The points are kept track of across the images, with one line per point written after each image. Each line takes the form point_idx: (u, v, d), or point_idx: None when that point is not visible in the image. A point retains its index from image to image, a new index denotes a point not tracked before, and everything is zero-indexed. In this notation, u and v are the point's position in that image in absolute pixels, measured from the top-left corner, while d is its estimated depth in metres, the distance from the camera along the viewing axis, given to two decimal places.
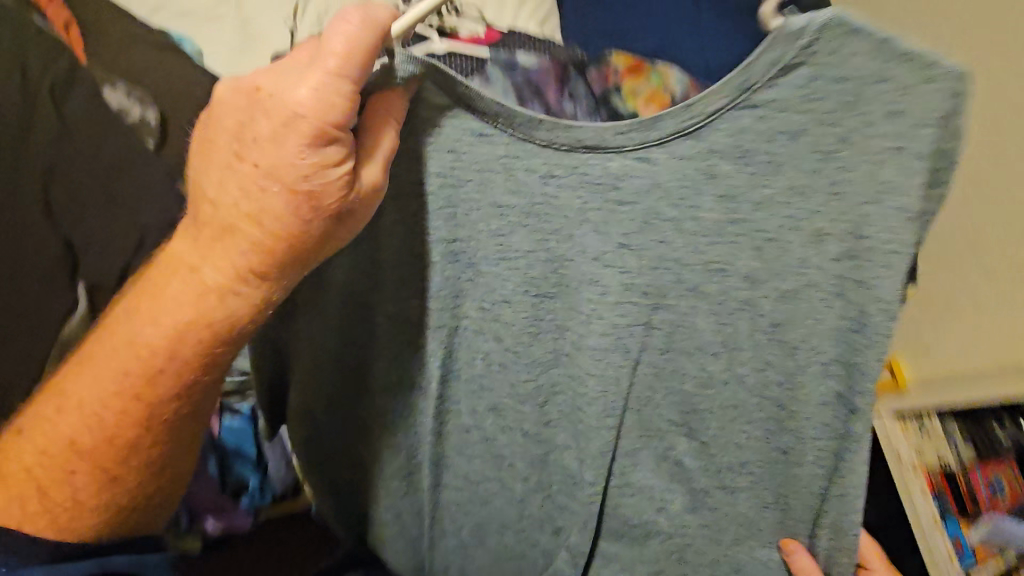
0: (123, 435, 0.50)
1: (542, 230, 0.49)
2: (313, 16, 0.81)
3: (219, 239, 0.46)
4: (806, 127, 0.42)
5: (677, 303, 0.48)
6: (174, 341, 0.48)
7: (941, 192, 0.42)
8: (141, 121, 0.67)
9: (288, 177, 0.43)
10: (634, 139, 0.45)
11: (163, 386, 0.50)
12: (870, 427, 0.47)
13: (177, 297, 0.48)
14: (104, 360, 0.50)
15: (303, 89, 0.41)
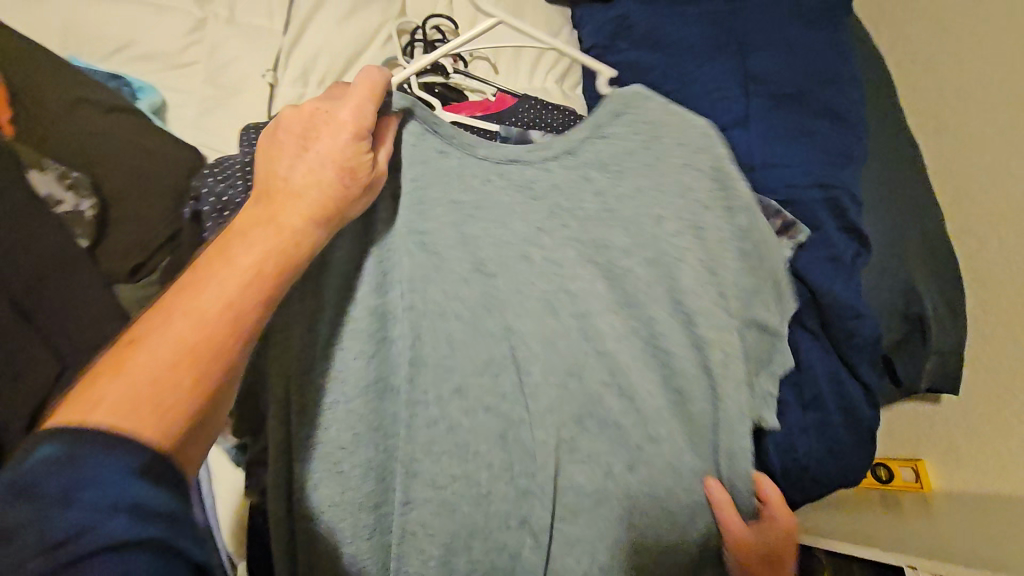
0: (192, 369, 0.52)
1: (487, 221, 0.80)
2: (294, 70, 0.97)
3: (291, 197, 0.64)
4: (628, 153, 0.83)
5: (582, 272, 0.82)
6: (265, 258, 0.60)
7: (725, 192, 0.84)
8: (75, 209, 0.78)
9: (333, 161, 0.66)
10: (540, 156, 0.81)
11: (240, 320, 0.56)
12: (699, 334, 0.83)
13: (262, 247, 0.60)
14: (196, 287, 0.55)
15: (347, 109, 0.67)
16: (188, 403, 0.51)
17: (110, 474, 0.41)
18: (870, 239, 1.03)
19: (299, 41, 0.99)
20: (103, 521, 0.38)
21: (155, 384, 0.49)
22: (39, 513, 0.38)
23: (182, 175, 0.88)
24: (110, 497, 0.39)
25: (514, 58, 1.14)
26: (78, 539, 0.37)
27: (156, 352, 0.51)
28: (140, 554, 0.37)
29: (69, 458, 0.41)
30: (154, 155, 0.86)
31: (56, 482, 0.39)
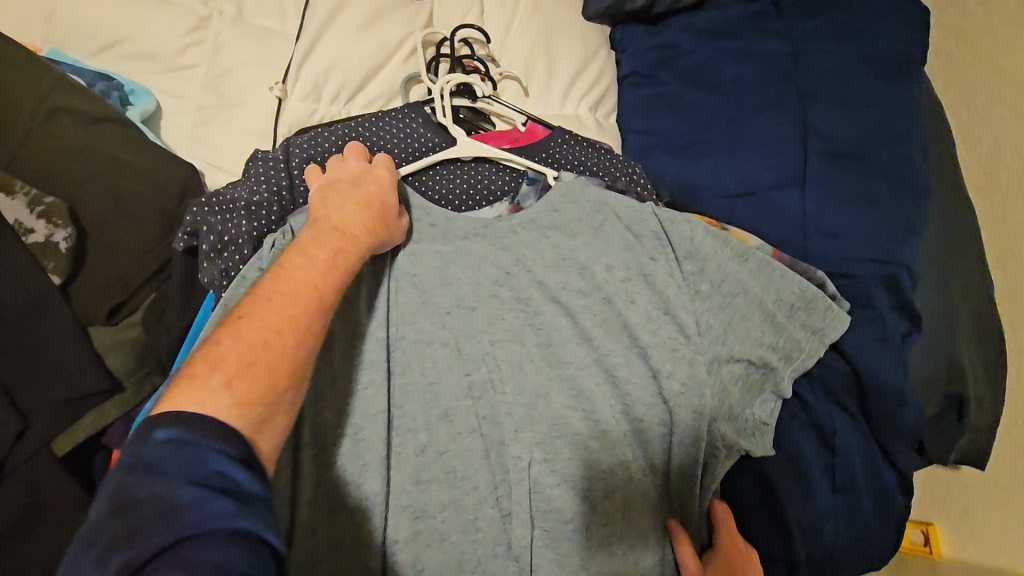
0: (278, 367, 0.51)
1: (482, 267, 0.75)
2: (307, 82, 0.82)
3: (351, 218, 0.64)
4: (621, 214, 0.77)
5: (595, 331, 0.76)
6: (326, 273, 0.58)
7: (757, 263, 0.74)
8: (48, 241, 0.61)
9: (377, 198, 0.68)
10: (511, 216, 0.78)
11: (313, 323, 0.55)
12: (730, 426, 0.74)
13: (333, 242, 0.61)
14: (265, 308, 0.53)
15: (378, 168, 0.72)
16: (278, 404, 0.50)
17: (207, 464, 0.42)
18: (949, 329, 0.90)
19: (313, 47, 0.83)
20: (205, 506, 0.39)
21: (242, 388, 0.48)
22: (151, 501, 0.40)
23: (172, 196, 0.69)
24: (212, 488, 0.41)
25: (550, 72, 0.96)
26: (184, 523, 0.38)
27: (246, 351, 0.50)
28: (241, 552, 0.38)
29: (184, 443, 0.43)
30: (141, 171, 0.69)
31: (162, 471, 0.41)
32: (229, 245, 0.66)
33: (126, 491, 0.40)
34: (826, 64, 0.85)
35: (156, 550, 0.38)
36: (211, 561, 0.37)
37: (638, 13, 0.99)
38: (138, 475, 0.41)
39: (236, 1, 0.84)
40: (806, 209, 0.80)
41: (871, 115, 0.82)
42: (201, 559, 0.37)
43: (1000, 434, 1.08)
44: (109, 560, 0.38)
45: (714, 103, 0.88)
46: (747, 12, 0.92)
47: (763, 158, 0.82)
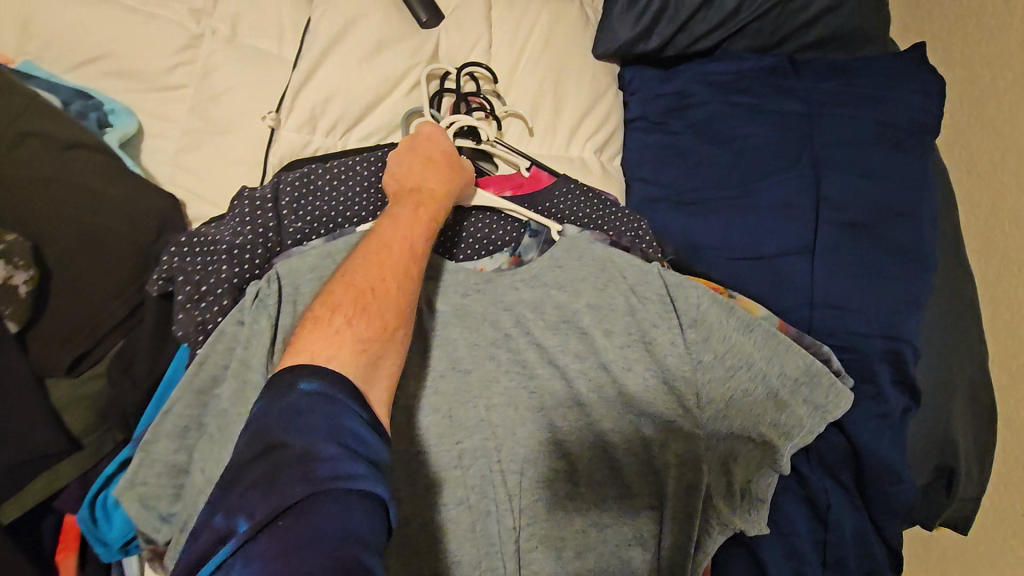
0: (387, 313, 0.60)
1: (477, 329, 0.73)
2: (303, 112, 0.78)
3: (423, 180, 0.70)
4: (625, 274, 0.74)
5: (590, 399, 0.74)
6: (413, 232, 0.66)
7: (761, 333, 0.72)
8: (6, 283, 0.55)
9: (440, 154, 0.73)
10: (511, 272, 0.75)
11: (411, 273, 0.63)
12: (728, 506, 0.71)
13: (412, 203, 0.68)
14: (362, 267, 0.61)
15: (435, 132, 0.75)
16: (388, 342, 0.59)
17: (342, 425, 0.50)
18: (949, 404, 0.89)
19: (313, 75, 0.79)
20: (341, 464, 0.47)
21: (361, 329, 0.57)
22: (295, 447, 0.47)
23: (150, 232, 0.65)
24: (347, 448, 0.48)
25: (557, 111, 0.92)
26: (322, 477, 0.46)
27: (357, 300, 0.59)
28: (363, 512, 0.46)
29: (320, 398, 0.51)
30: (116, 204, 0.64)
31: (303, 422, 0.49)
32: (205, 296, 0.62)
33: (272, 435, 0.48)
34: (840, 129, 0.84)
35: (297, 498, 0.45)
36: (341, 517, 0.44)
37: (650, 54, 0.97)
38: (283, 419, 0.49)
39: (232, 21, 0.79)
40: (815, 279, 0.78)
41: (884, 184, 0.81)
42: (333, 511, 0.45)
43: (988, 501, 1.09)
44: (258, 498, 0.45)
45: (725, 159, 0.85)
46: (759, 67, 0.91)
47: (772, 223, 0.80)
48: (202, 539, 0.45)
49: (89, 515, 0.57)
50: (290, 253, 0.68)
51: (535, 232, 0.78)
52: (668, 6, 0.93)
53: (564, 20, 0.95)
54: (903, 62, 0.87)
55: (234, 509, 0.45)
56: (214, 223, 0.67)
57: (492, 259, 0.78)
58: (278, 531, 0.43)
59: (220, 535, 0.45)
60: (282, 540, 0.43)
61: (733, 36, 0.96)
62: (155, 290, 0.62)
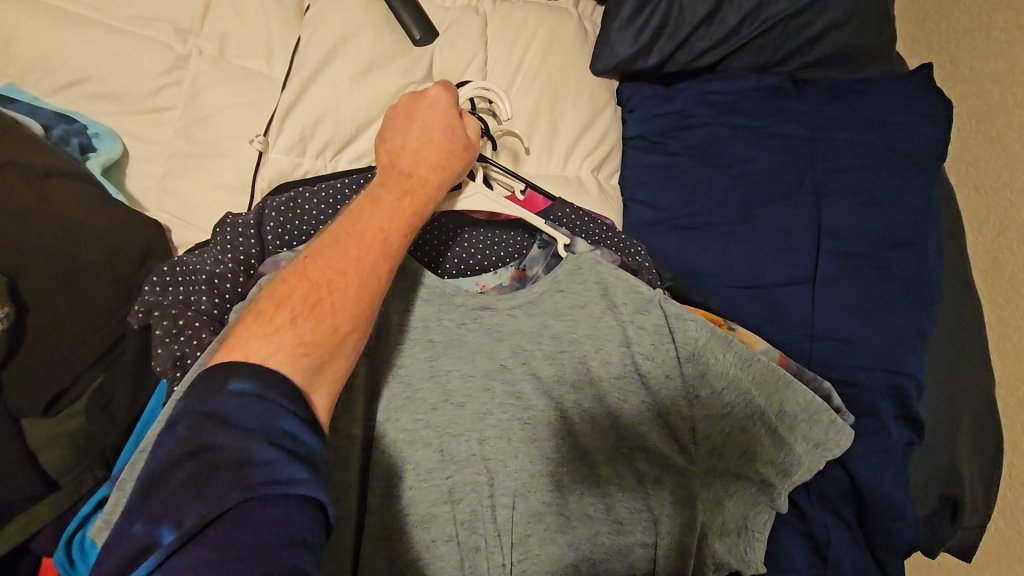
0: (339, 315, 0.55)
1: (471, 361, 0.71)
2: (292, 134, 0.76)
3: (410, 159, 0.65)
4: (624, 301, 0.70)
5: (581, 433, 0.73)
6: (392, 222, 0.60)
7: (759, 370, 0.69)
8: None
9: (439, 130, 0.67)
10: (517, 298, 0.71)
11: (377, 270, 0.58)
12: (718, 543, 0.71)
13: (393, 186, 0.63)
14: (322, 257, 0.57)
15: (441, 101, 0.68)
16: (338, 346, 0.55)
17: (276, 426, 0.48)
18: (955, 433, 0.86)
19: (302, 96, 0.77)
20: (275, 469, 0.46)
21: (304, 332, 0.54)
22: (225, 452, 0.46)
23: (132, 260, 0.65)
24: (283, 449, 0.48)
25: (554, 130, 0.90)
26: (254, 481, 0.45)
27: (306, 298, 0.55)
28: (298, 515, 0.46)
29: (256, 398, 0.49)
30: (98, 235, 0.63)
31: (235, 426, 0.48)
32: (185, 329, 0.61)
33: (202, 437, 0.47)
34: (844, 155, 0.81)
35: (229, 505, 0.45)
36: (273, 521, 0.45)
37: (650, 70, 0.94)
38: (211, 423, 0.48)
39: (219, 40, 0.77)
40: (815, 310, 0.76)
41: (888, 212, 0.79)
42: (265, 516, 0.45)
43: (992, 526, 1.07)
44: (187, 506, 0.45)
45: (726, 181, 0.83)
46: (760, 87, 0.89)
47: (772, 252, 0.78)
48: (125, 547, 0.45)
49: (68, 557, 0.55)
50: (277, 262, 0.64)
51: (541, 244, 0.76)
52: (668, 23, 0.90)
53: (561, 36, 0.93)
54: (908, 84, 0.85)
55: (158, 517, 0.45)
56: (196, 251, 0.66)
57: (495, 274, 0.77)
58: (210, 540, 0.43)
59: (144, 546, 0.44)
60: (213, 551, 0.43)
61: (736, 52, 0.93)
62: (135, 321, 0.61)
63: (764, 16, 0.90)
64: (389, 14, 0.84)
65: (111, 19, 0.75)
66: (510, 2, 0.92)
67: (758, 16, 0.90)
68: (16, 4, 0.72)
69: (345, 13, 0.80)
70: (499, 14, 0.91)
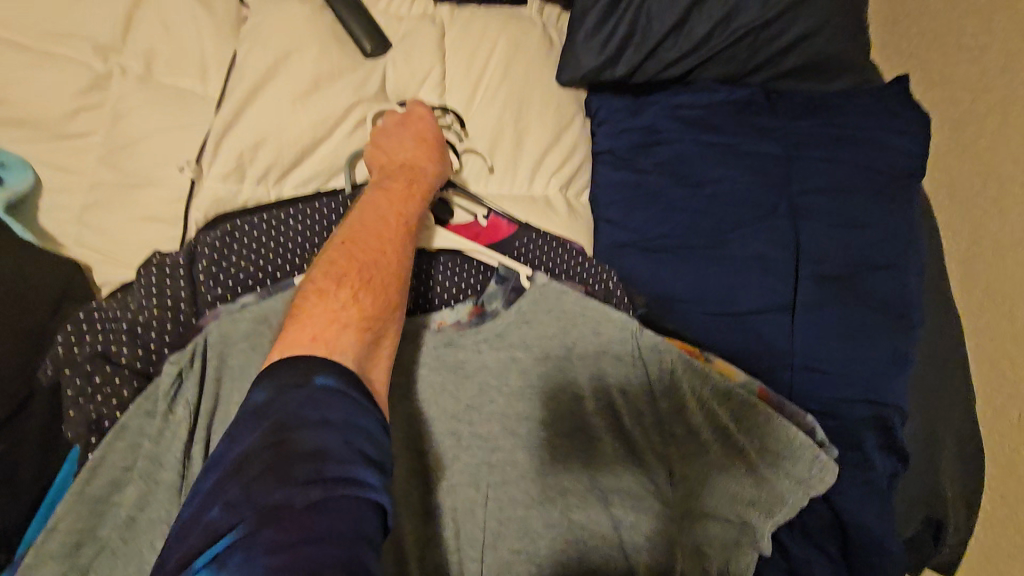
0: (389, 289, 0.56)
1: (433, 402, 0.65)
2: (230, 159, 0.69)
3: (418, 154, 0.67)
4: (598, 327, 0.66)
5: (554, 479, 0.65)
6: (411, 209, 0.63)
7: (737, 398, 0.63)
8: None
9: (428, 128, 0.70)
10: (480, 333, 0.66)
11: (410, 249, 0.61)
12: None
13: (409, 179, 0.65)
14: (360, 245, 0.57)
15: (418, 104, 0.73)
16: (391, 323, 0.56)
17: (358, 423, 0.45)
18: (938, 456, 0.83)
19: (240, 115, 0.70)
20: (354, 466, 0.43)
21: (366, 307, 0.54)
22: (312, 440, 0.43)
23: (46, 307, 0.58)
24: (364, 448, 0.44)
25: (519, 147, 0.84)
26: (337, 476, 0.41)
27: (361, 274, 0.55)
28: (374, 520, 0.42)
29: (338, 394, 0.46)
30: (13, 276, 0.57)
31: (319, 416, 0.44)
32: (101, 386, 0.54)
33: (287, 425, 0.43)
34: (820, 173, 0.78)
35: (308, 496, 0.40)
36: (351, 520, 0.40)
37: (617, 82, 0.90)
38: (299, 410, 0.44)
39: (145, 56, 0.70)
40: (794, 339, 0.72)
41: (866, 233, 0.76)
42: (343, 513, 0.40)
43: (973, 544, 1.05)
44: (270, 488, 0.40)
45: (700, 199, 0.79)
46: (733, 99, 0.86)
47: (748, 276, 0.74)
48: (196, 534, 0.40)
49: None
50: (219, 312, 0.57)
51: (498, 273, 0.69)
52: (636, 32, 0.86)
53: (525, 48, 0.88)
54: (883, 98, 0.82)
55: (236, 502, 0.40)
56: (119, 296, 0.58)
57: (450, 311, 0.67)
58: (291, 526, 0.38)
59: (218, 531, 0.39)
60: (291, 533, 0.38)
61: (705, 64, 0.89)
62: (47, 379, 0.54)
63: (733, 26, 0.86)
64: (336, 25, 0.77)
65: (20, 36, 0.67)
66: (469, 11, 0.87)
67: (728, 25, 0.86)
68: None
69: (287, 25, 0.74)
70: (456, 25, 0.86)
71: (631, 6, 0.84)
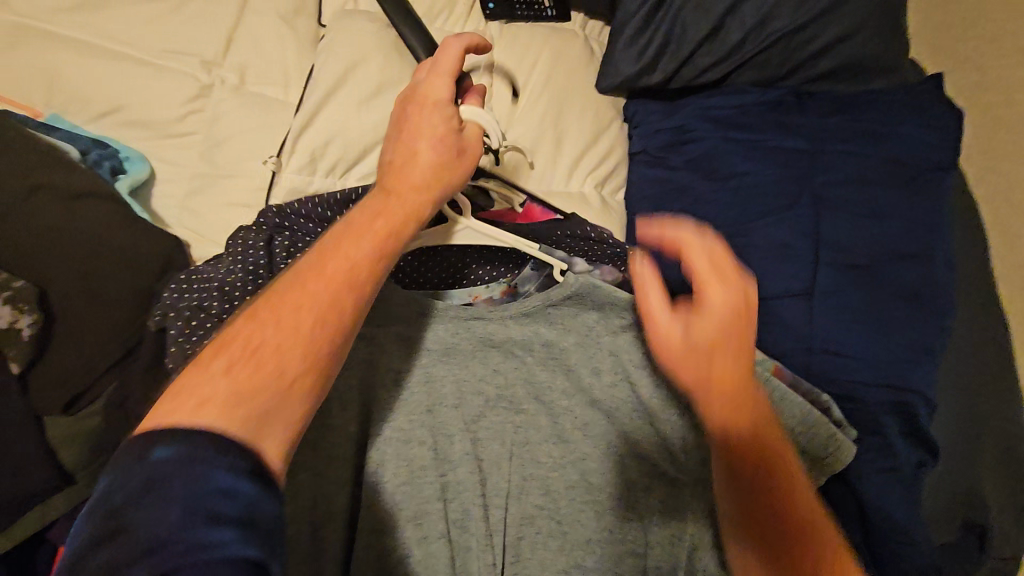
0: (288, 350, 0.50)
1: (468, 365, 0.70)
2: (303, 155, 0.80)
3: (397, 177, 0.61)
4: (623, 317, 0.69)
5: (577, 443, 0.71)
6: (363, 250, 0.56)
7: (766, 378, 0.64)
8: (11, 329, 0.59)
9: (422, 137, 0.62)
10: (515, 314, 0.70)
11: (343, 301, 0.54)
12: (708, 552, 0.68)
13: (372, 209, 0.59)
14: (285, 291, 0.53)
15: (428, 96, 0.63)
16: (289, 387, 0.49)
17: (210, 487, 0.39)
18: (979, 454, 0.82)
19: (313, 118, 0.81)
20: (201, 532, 0.36)
21: (249, 371, 0.48)
22: (144, 523, 0.37)
23: (155, 271, 0.69)
24: (214, 510, 0.38)
25: (559, 145, 0.92)
26: (172, 551, 0.35)
27: (261, 328, 0.50)
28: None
29: (184, 463, 0.40)
30: (121, 248, 0.68)
31: (159, 494, 0.38)
32: (194, 332, 0.62)
33: (121, 515, 0.38)
34: (844, 168, 0.82)
35: None
36: None
37: (655, 87, 0.95)
38: (138, 491, 0.39)
39: (240, 70, 0.84)
40: (814, 324, 0.75)
41: (887, 225, 0.79)
42: None
43: None
44: None
45: (729, 193, 0.83)
46: (763, 101, 0.91)
47: (770, 264, 0.77)
48: None
49: None
50: None
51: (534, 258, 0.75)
52: (671, 40, 0.92)
53: (567, 58, 0.96)
54: (910, 101, 0.86)
55: None
56: (213, 261, 0.68)
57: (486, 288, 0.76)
58: None
59: None
60: None
61: (740, 68, 0.93)
62: (153, 325, 0.64)
63: (767, 32, 0.90)
64: (397, 38, 0.88)
65: (145, 55, 0.83)
66: (516, 26, 0.97)
67: (762, 31, 0.90)
68: (66, 45, 0.81)
69: (356, 41, 0.85)
70: (505, 38, 0.96)
71: (667, 16, 0.91)
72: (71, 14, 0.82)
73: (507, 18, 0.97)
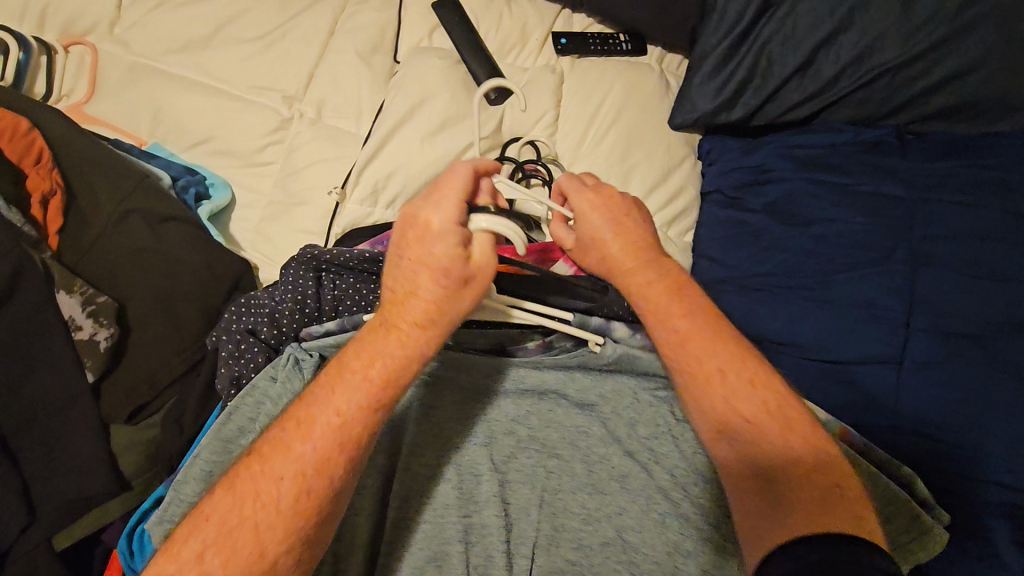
0: (267, 535, 0.47)
1: (496, 406, 0.69)
2: (366, 186, 0.82)
3: (398, 311, 0.56)
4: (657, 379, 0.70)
5: (615, 496, 0.66)
6: (352, 404, 0.52)
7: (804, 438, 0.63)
8: (90, 340, 0.66)
9: (427, 263, 0.56)
10: (546, 364, 0.70)
11: (331, 466, 0.50)
12: None
13: (367, 356, 0.55)
14: (265, 460, 0.50)
15: (435, 216, 0.57)
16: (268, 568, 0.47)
17: None
18: None
19: (379, 151, 0.84)
20: None
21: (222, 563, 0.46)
22: None
23: (222, 292, 0.73)
24: None
25: (624, 180, 0.88)
26: None
27: (239, 506, 0.48)
28: None
29: None
30: (194, 270, 0.72)
31: None
32: (242, 354, 0.65)
33: None
34: (950, 219, 0.72)
35: None
36: None
37: (736, 124, 0.89)
38: None
39: (319, 104, 0.89)
40: (900, 396, 0.66)
41: (1001, 289, 0.68)
42: None
43: None
44: None
45: (808, 245, 0.76)
46: (856, 141, 0.82)
47: (852, 324, 0.70)
48: None
49: (128, 548, 0.59)
50: (311, 331, 0.66)
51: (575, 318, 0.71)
52: (754, 76, 0.86)
53: (641, 93, 0.93)
54: None
55: None
56: (270, 287, 0.70)
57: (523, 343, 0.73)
58: None
59: None
60: None
61: (834, 105, 0.85)
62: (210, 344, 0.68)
63: (865, 66, 0.82)
64: (467, 77, 0.90)
65: (238, 91, 0.90)
66: (589, 61, 0.95)
67: (859, 67, 0.82)
68: (171, 81, 0.90)
69: (427, 78, 0.87)
70: (577, 73, 0.94)
71: (752, 50, 0.85)
72: (179, 54, 0.91)
73: (579, 52, 0.95)
